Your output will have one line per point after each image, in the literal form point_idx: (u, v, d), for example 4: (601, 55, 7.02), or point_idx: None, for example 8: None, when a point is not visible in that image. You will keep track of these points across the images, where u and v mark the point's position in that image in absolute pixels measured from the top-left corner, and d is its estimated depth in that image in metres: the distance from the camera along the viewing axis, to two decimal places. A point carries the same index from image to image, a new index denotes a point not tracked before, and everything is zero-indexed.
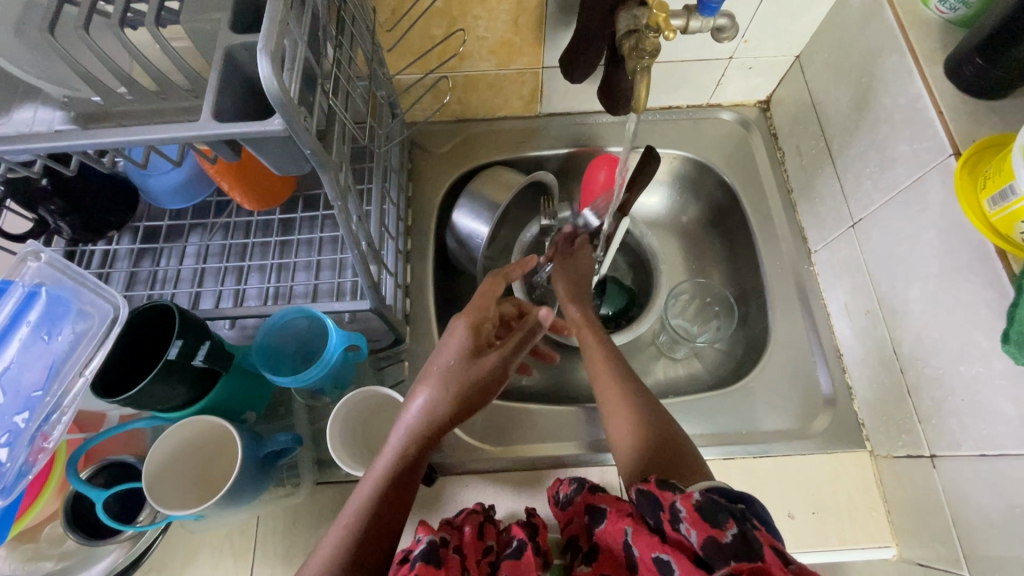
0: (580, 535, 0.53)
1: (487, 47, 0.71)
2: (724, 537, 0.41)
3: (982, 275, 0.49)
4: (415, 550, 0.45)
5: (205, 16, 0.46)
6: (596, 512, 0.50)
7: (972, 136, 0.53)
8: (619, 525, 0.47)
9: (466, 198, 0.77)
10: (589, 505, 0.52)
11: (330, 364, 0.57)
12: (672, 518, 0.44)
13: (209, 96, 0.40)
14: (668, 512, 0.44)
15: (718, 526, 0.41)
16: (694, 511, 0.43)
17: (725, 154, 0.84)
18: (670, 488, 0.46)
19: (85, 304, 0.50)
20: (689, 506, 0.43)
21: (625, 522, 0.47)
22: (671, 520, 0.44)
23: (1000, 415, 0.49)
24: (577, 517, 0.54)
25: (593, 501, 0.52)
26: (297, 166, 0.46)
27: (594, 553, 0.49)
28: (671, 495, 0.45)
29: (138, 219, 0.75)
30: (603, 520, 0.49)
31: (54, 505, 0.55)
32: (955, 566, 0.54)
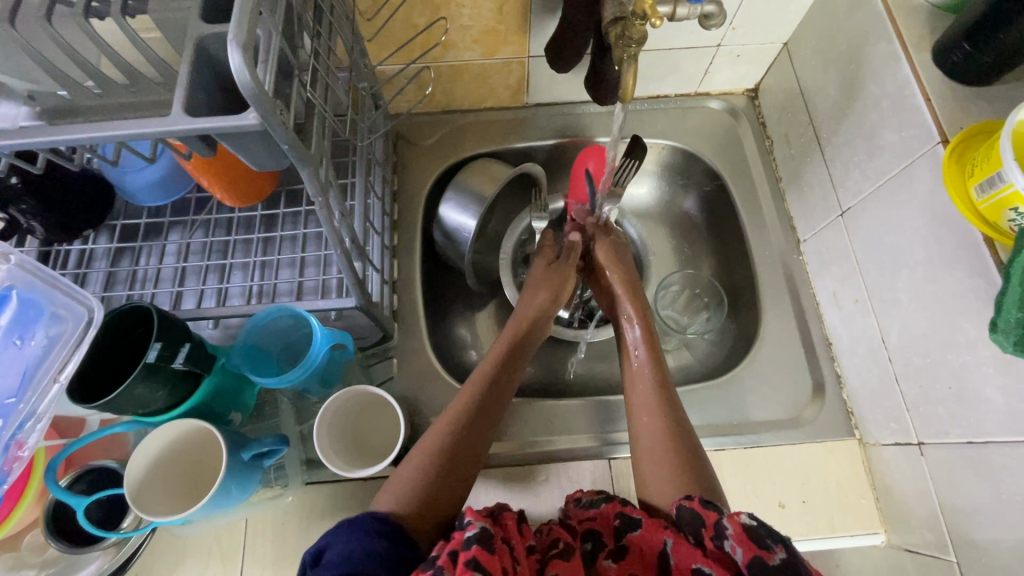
0: (603, 531, 0.52)
1: (471, 36, 0.69)
2: (773, 560, 0.42)
3: (969, 263, 0.49)
4: (465, 531, 0.44)
5: (174, 5, 0.44)
6: (631, 516, 0.51)
7: (960, 123, 0.53)
8: (657, 535, 0.49)
9: (452, 191, 0.76)
10: (621, 510, 0.52)
11: (316, 363, 0.55)
12: (715, 535, 0.45)
13: (179, 90, 0.39)
14: (711, 529, 0.46)
15: (765, 548, 0.43)
16: (741, 531, 0.44)
17: (713, 144, 0.83)
18: (714, 508, 0.47)
19: (57, 307, 0.48)
20: (737, 525, 0.44)
21: (663, 533, 0.49)
22: (714, 537, 0.45)
23: (988, 403, 0.49)
24: (603, 515, 0.53)
25: (628, 507, 0.53)
26: (276, 161, 0.44)
27: (623, 552, 0.50)
28: (717, 514, 0.47)
29: (115, 217, 0.73)
30: (637, 526, 0.50)
31: (35, 514, 0.54)
32: (944, 551, 0.55)
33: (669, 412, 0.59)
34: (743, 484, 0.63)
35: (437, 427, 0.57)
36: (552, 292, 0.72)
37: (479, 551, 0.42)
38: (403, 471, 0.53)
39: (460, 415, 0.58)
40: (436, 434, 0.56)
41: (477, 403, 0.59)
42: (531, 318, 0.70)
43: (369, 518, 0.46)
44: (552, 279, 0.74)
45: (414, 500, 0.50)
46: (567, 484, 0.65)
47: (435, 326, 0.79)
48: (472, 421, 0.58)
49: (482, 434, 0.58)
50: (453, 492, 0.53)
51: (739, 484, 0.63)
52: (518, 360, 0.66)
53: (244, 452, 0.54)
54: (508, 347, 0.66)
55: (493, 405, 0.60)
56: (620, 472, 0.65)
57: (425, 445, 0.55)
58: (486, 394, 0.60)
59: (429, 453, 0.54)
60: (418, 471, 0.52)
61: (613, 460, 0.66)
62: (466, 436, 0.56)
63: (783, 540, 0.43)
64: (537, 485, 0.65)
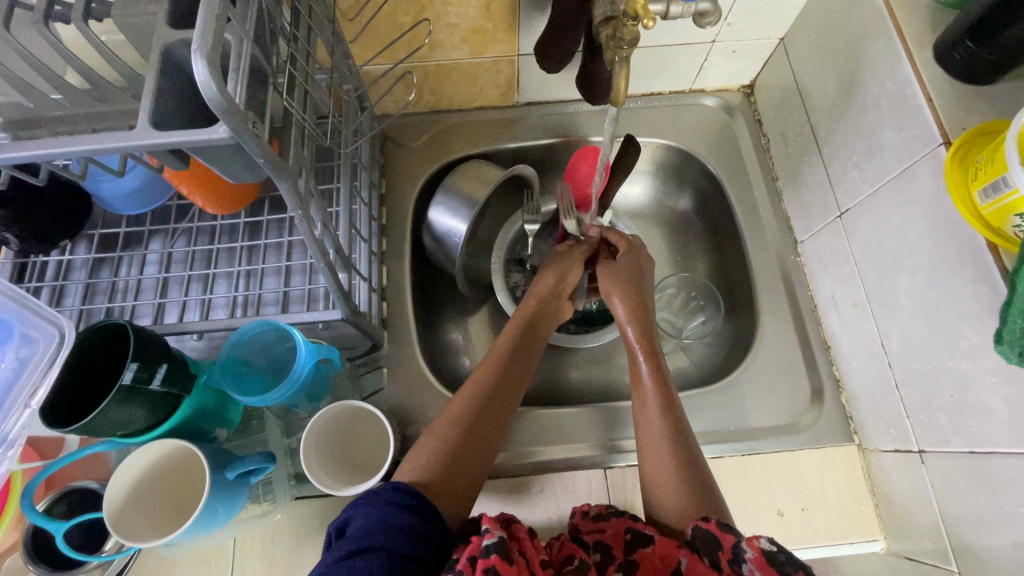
0: (612, 544, 0.52)
1: (458, 35, 0.67)
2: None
3: (972, 269, 0.48)
4: (482, 538, 0.44)
5: (139, 9, 0.42)
6: (644, 532, 0.51)
7: (963, 124, 0.51)
8: (672, 552, 0.49)
9: (442, 195, 0.74)
10: (632, 526, 0.52)
11: (302, 379, 0.54)
12: (733, 559, 0.45)
13: (144, 102, 0.36)
14: (729, 552, 0.46)
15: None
16: (761, 556, 0.44)
17: (708, 142, 0.81)
18: (731, 531, 0.48)
19: (29, 329, 0.48)
20: (756, 549, 0.45)
21: (679, 552, 0.49)
22: (732, 560, 0.45)
23: (991, 412, 0.48)
24: (612, 528, 0.53)
25: (639, 523, 0.53)
26: (251, 173, 0.42)
27: (633, 567, 0.49)
28: (734, 538, 0.47)
29: (93, 226, 0.70)
30: (649, 543, 0.50)
31: (14, 536, 0.52)
32: (945, 560, 0.54)
33: (673, 439, 0.57)
34: (741, 492, 0.62)
35: (457, 400, 0.58)
36: (557, 275, 0.70)
37: (498, 561, 0.42)
38: (423, 444, 0.54)
39: (478, 393, 0.58)
40: (455, 411, 0.57)
41: (495, 381, 0.60)
42: (546, 292, 0.68)
43: (392, 489, 0.46)
44: (559, 264, 0.71)
45: (434, 475, 0.51)
46: (562, 495, 0.64)
47: (427, 333, 0.77)
48: (491, 399, 0.58)
49: (500, 409, 0.59)
50: (471, 468, 0.54)
51: (737, 492, 0.62)
52: (535, 333, 0.66)
53: (228, 471, 0.52)
54: (524, 322, 0.66)
55: (512, 378, 0.61)
56: (617, 482, 0.64)
57: (444, 421, 0.56)
58: (504, 370, 0.61)
59: (449, 427, 0.55)
60: (438, 447, 0.54)
61: (608, 469, 0.65)
62: (485, 412, 0.57)
63: (804, 565, 0.43)
64: (532, 496, 0.63)
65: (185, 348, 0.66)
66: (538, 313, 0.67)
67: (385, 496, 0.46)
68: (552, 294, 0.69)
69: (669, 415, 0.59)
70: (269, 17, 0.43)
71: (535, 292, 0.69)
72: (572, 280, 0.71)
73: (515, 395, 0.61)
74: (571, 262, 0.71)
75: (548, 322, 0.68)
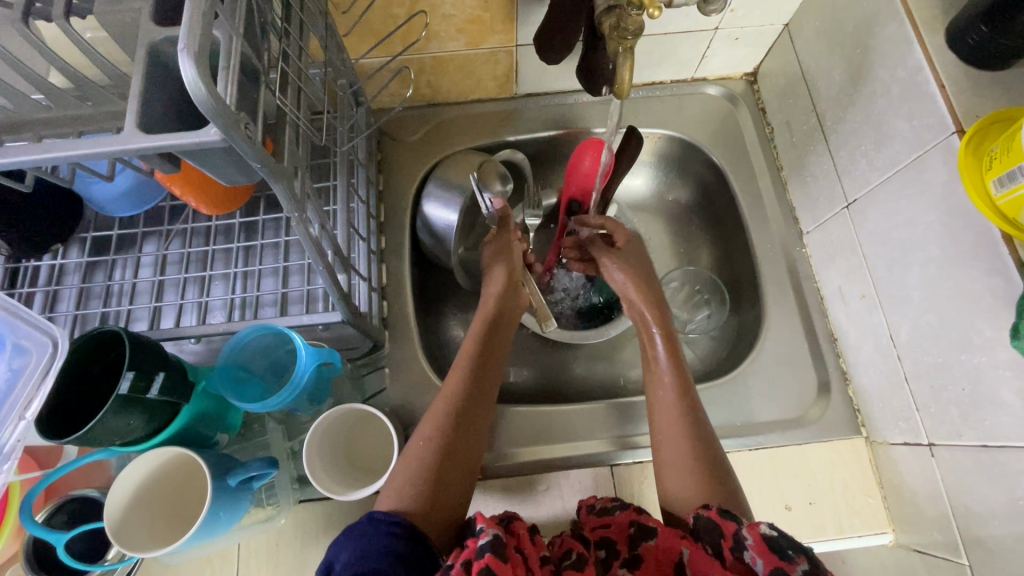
0: (617, 540, 0.51)
1: (455, 26, 0.65)
2: (794, 571, 0.42)
3: (985, 261, 0.47)
4: (477, 539, 0.44)
5: (122, 6, 0.40)
6: (647, 524, 0.51)
7: (976, 112, 0.50)
8: (674, 543, 0.49)
9: (440, 191, 0.73)
10: (636, 519, 0.52)
11: (302, 384, 0.53)
12: (733, 547, 0.46)
13: (132, 105, 0.35)
14: (730, 539, 0.46)
15: (786, 559, 0.42)
16: (762, 542, 0.44)
17: (711, 132, 0.80)
18: (731, 518, 0.48)
19: (22, 338, 0.47)
20: (756, 535, 0.45)
21: (681, 542, 0.48)
22: (733, 548, 0.46)
23: (1004, 406, 0.47)
24: (617, 523, 0.52)
25: (643, 516, 0.52)
26: (246, 175, 0.41)
27: (636, 562, 0.49)
28: (734, 525, 0.47)
29: (85, 229, 0.69)
30: (653, 535, 0.50)
31: (14, 547, 0.52)
32: (955, 553, 0.53)
33: (689, 428, 0.57)
34: (749, 487, 0.62)
35: (429, 418, 0.55)
36: (507, 269, 0.68)
37: (492, 559, 0.42)
38: (400, 469, 0.51)
39: (449, 406, 0.56)
40: (427, 432, 0.54)
41: (465, 390, 0.57)
42: (502, 288, 0.67)
43: (366, 522, 0.46)
44: (504, 257, 0.70)
45: (420, 502, 0.49)
46: (569, 494, 0.63)
47: (428, 331, 0.76)
48: (463, 409, 0.56)
49: (475, 421, 0.56)
50: (455, 485, 0.52)
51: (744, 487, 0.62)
52: (498, 332, 0.64)
53: (230, 477, 0.52)
54: (486, 323, 0.64)
55: (482, 384, 0.58)
56: (623, 479, 0.64)
57: (418, 443, 0.53)
58: (473, 377, 0.58)
59: (425, 448, 0.52)
60: (415, 469, 0.51)
61: (614, 467, 0.64)
62: (460, 426, 0.55)
63: (805, 551, 0.43)
64: (537, 495, 0.63)
65: (182, 352, 0.65)
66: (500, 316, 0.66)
67: (359, 529, 0.45)
68: (509, 286, 0.68)
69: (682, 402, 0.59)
70: (259, 12, 0.42)
71: (491, 288, 0.68)
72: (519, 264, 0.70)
73: (488, 402, 0.58)
74: (513, 249, 0.70)
75: (510, 320, 0.67)
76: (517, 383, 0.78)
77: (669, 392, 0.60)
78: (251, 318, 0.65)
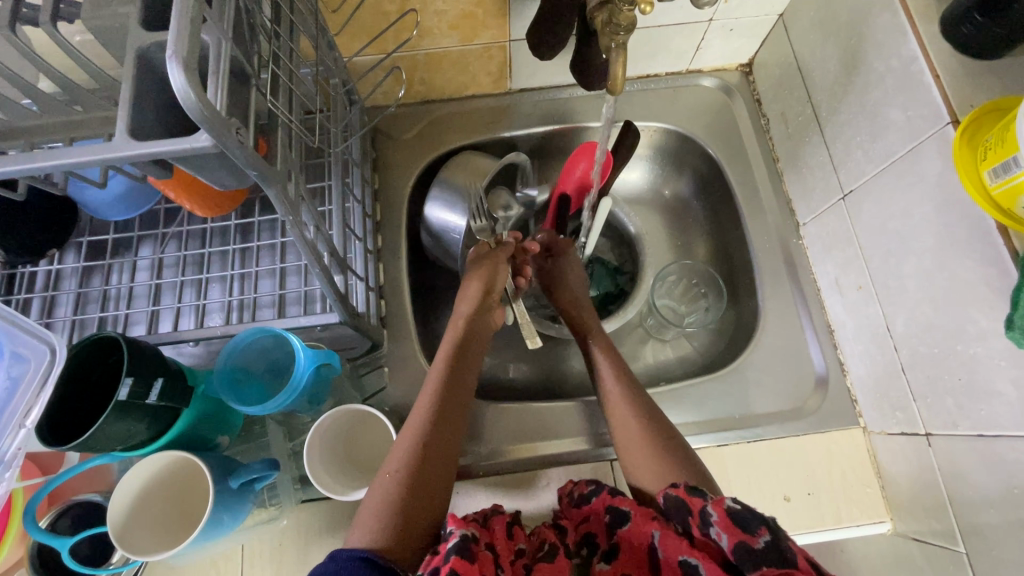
0: (596, 531, 0.54)
1: (447, 22, 0.65)
2: (756, 543, 0.43)
3: (980, 252, 0.47)
4: (447, 542, 0.45)
5: (109, 11, 0.40)
6: (621, 509, 0.52)
7: (971, 102, 0.49)
8: (646, 528, 0.50)
9: (437, 189, 0.72)
10: (609, 505, 0.53)
11: (301, 386, 0.53)
12: (701, 523, 0.47)
13: (121, 112, 0.35)
14: (697, 516, 0.47)
15: (749, 532, 0.44)
16: (726, 517, 0.45)
17: (706, 124, 0.79)
18: (698, 494, 0.49)
19: (21, 347, 0.47)
20: (721, 511, 0.46)
21: (651, 525, 0.50)
22: (701, 525, 0.47)
23: (999, 396, 0.47)
24: (595, 512, 0.54)
25: (617, 498, 0.53)
26: (237, 177, 0.41)
27: (615, 551, 0.51)
28: (701, 502, 0.48)
29: (80, 233, 0.68)
30: (626, 520, 0.51)
31: (19, 553, 0.52)
32: (952, 541, 0.54)
33: (646, 428, 0.58)
34: (747, 479, 0.62)
35: (396, 449, 0.54)
36: (484, 282, 0.68)
37: (457, 562, 0.43)
38: (369, 502, 0.50)
39: (417, 433, 0.55)
40: (395, 460, 0.53)
41: (432, 416, 0.56)
42: (474, 310, 0.67)
43: (329, 561, 0.44)
44: (483, 271, 0.69)
45: (390, 534, 0.48)
46: None
47: (427, 329, 0.76)
48: (433, 434, 0.55)
49: (446, 445, 0.56)
50: (425, 512, 0.51)
51: (743, 479, 0.62)
52: (467, 355, 0.63)
53: (232, 479, 0.52)
54: (455, 346, 0.63)
55: (450, 410, 0.58)
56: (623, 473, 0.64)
57: (386, 475, 0.52)
58: (441, 403, 0.58)
59: (393, 478, 0.51)
60: (384, 502, 0.50)
61: (614, 461, 0.65)
62: (429, 453, 0.54)
63: (767, 522, 0.44)
64: (539, 491, 0.63)
65: (181, 355, 0.65)
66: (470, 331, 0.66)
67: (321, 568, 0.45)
68: (481, 308, 0.67)
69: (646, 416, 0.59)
70: (247, 14, 0.41)
71: (462, 310, 0.68)
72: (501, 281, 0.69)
73: (459, 426, 0.58)
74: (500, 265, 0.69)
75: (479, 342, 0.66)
76: (516, 380, 0.78)
77: (628, 412, 0.60)
78: (249, 319, 0.65)
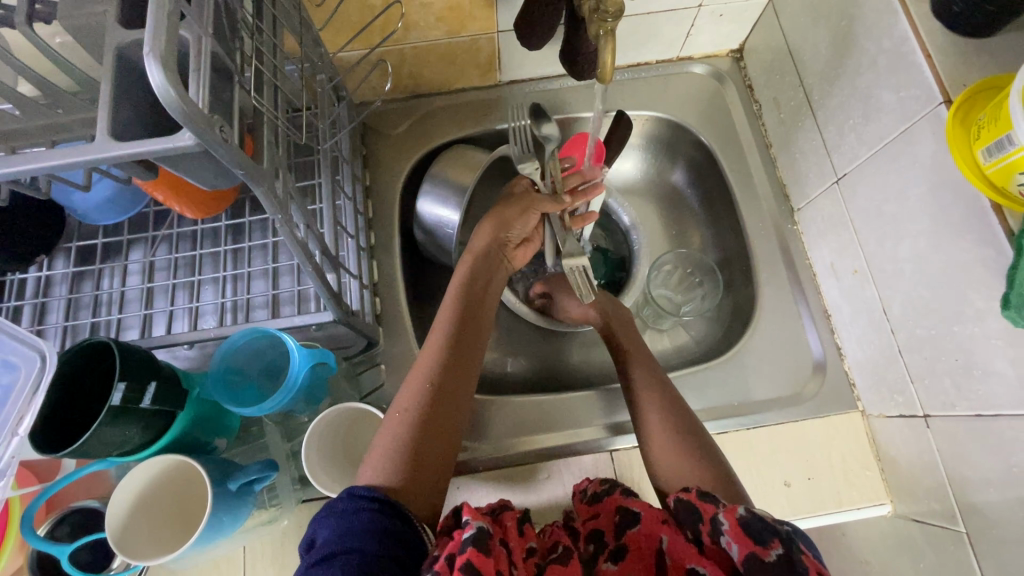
0: (605, 530, 0.52)
1: (434, 14, 0.64)
2: (767, 556, 0.42)
3: (975, 232, 0.47)
4: (463, 532, 0.44)
5: (87, 10, 0.39)
6: (631, 511, 0.51)
7: (964, 81, 0.49)
8: (655, 530, 0.49)
9: (429, 184, 0.72)
10: (621, 505, 0.53)
11: (297, 386, 0.52)
12: (712, 531, 0.46)
13: (102, 113, 0.34)
14: (708, 524, 0.46)
15: (762, 543, 0.43)
16: (738, 526, 0.44)
17: (698, 111, 0.79)
18: (711, 501, 0.48)
19: (10, 354, 0.45)
20: (733, 520, 0.45)
21: (661, 529, 0.49)
22: (711, 532, 0.46)
23: (998, 375, 0.47)
24: (604, 512, 0.54)
25: (628, 500, 0.53)
26: (223, 176, 0.40)
27: (623, 551, 0.49)
28: (713, 509, 0.47)
29: (69, 238, 0.68)
30: (637, 521, 0.50)
31: (18, 562, 0.52)
32: (952, 522, 0.54)
33: (664, 406, 0.59)
34: (747, 466, 0.62)
35: (406, 391, 0.55)
36: (498, 222, 0.67)
37: (474, 553, 0.42)
38: (378, 442, 0.51)
39: (427, 376, 0.55)
40: (404, 404, 0.53)
41: (441, 361, 0.56)
42: (486, 245, 0.66)
43: (347, 497, 0.46)
44: (503, 209, 0.67)
45: (400, 475, 0.49)
46: (571, 481, 0.63)
47: (423, 324, 0.76)
48: (443, 379, 0.55)
49: (455, 391, 0.55)
50: (436, 455, 0.52)
51: (742, 466, 0.62)
52: (479, 296, 0.63)
53: (231, 483, 0.51)
54: (465, 285, 0.63)
55: (462, 356, 0.58)
56: (623, 463, 0.64)
57: (394, 416, 0.53)
58: (450, 348, 0.57)
59: (402, 419, 0.52)
60: (394, 441, 0.51)
61: (613, 452, 0.65)
62: (439, 396, 0.54)
63: (781, 533, 0.43)
64: (539, 484, 0.63)
65: (176, 358, 0.64)
66: (482, 268, 0.65)
67: (339, 505, 0.45)
68: (494, 244, 0.67)
69: (667, 409, 0.59)
70: (226, 10, 0.40)
71: (475, 246, 0.67)
72: (516, 230, 0.68)
73: (470, 370, 0.57)
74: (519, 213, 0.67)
75: (492, 282, 0.65)
76: (514, 373, 0.77)
77: (649, 396, 0.61)
78: (242, 320, 0.65)
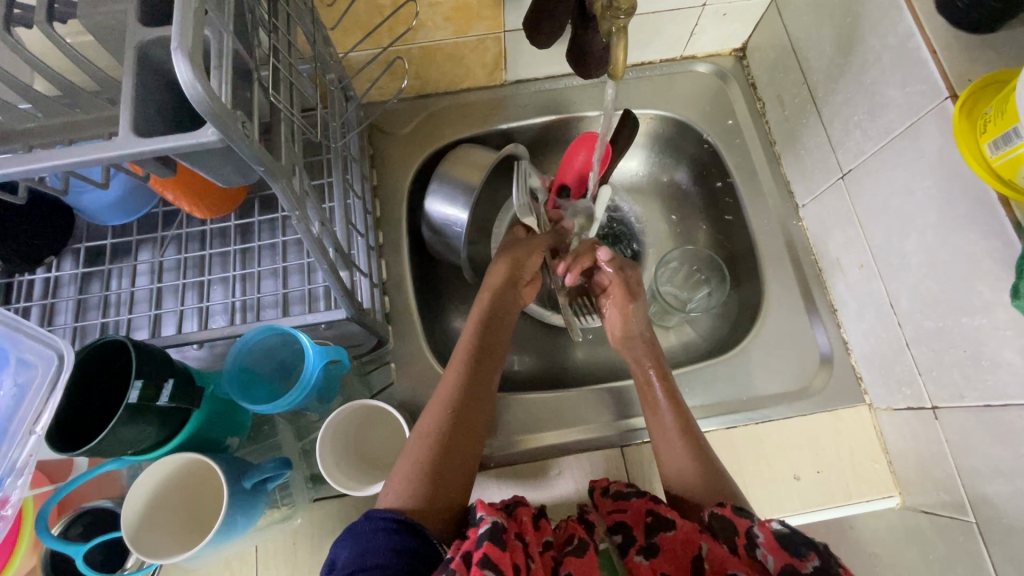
0: (632, 526, 0.52)
1: (442, 14, 0.64)
2: (805, 568, 0.42)
3: (983, 225, 0.48)
4: (477, 528, 0.44)
5: (106, 9, 0.40)
6: (664, 516, 0.51)
7: (968, 76, 0.50)
8: (694, 537, 0.49)
9: (436, 183, 0.72)
10: (651, 508, 0.52)
11: (311, 383, 0.53)
12: (747, 544, 0.46)
13: (124, 110, 0.34)
14: (743, 536, 0.46)
15: (798, 556, 0.43)
16: (773, 539, 0.44)
17: (702, 110, 0.80)
18: (745, 515, 0.48)
19: (26, 352, 0.47)
20: (768, 533, 0.45)
21: (700, 537, 0.49)
22: (746, 545, 0.46)
23: (1006, 365, 0.48)
24: (633, 508, 0.53)
25: (660, 505, 0.53)
26: (242, 173, 0.41)
27: (654, 549, 0.50)
28: (748, 522, 0.47)
29: (78, 239, 0.67)
30: (671, 526, 0.51)
31: (32, 562, 0.52)
32: (962, 512, 0.54)
33: (676, 416, 0.59)
34: (757, 460, 0.63)
35: (427, 416, 0.55)
36: (511, 262, 0.67)
37: (490, 547, 0.42)
38: (400, 465, 0.52)
39: (447, 406, 0.56)
40: (426, 428, 0.54)
41: (463, 389, 0.57)
42: (501, 283, 0.66)
43: (365, 518, 0.47)
44: (513, 250, 0.68)
45: (421, 498, 0.49)
46: (581, 477, 0.63)
47: (431, 323, 0.76)
48: (462, 406, 0.56)
49: (474, 418, 0.56)
50: (456, 480, 0.52)
51: (752, 460, 0.63)
52: (496, 328, 0.64)
53: (245, 480, 0.52)
54: (484, 318, 0.64)
55: (481, 382, 0.59)
56: (634, 458, 0.64)
57: (416, 441, 0.53)
58: (470, 377, 0.58)
59: (424, 443, 0.53)
60: (415, 469, 0.51)
61: (625, 447, 0.65)
62: (458, 426, 0.55)
63: (816, 546, 0.43)
64: (551, 481, 0.63)
65: (186, 358, 0.64)
66: (495, 306, 0.65)
67: (358, 527, 0.46)
68: (509, 282, 0.67)
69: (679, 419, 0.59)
70: (244, 8, 0.41)
71: (490, 282, 0.67)
72: (528, 268, 0.69)
73: (488, 395, 0.59)
74: (531, 254, 0.68)
75: (510, 317, 0.66)
76: (522, 371, 0.78)
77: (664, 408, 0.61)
78: (253, 320, 0.65)
